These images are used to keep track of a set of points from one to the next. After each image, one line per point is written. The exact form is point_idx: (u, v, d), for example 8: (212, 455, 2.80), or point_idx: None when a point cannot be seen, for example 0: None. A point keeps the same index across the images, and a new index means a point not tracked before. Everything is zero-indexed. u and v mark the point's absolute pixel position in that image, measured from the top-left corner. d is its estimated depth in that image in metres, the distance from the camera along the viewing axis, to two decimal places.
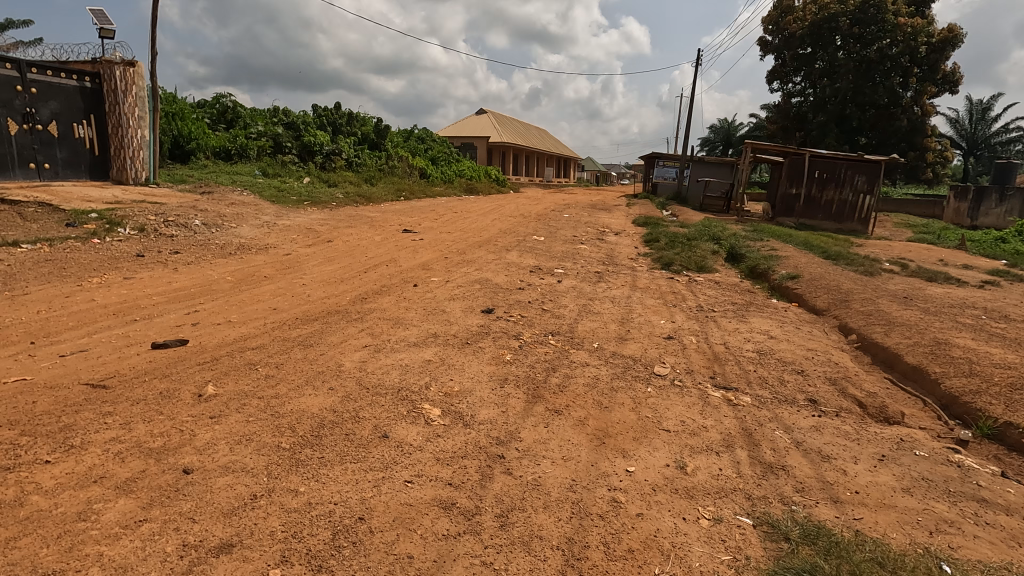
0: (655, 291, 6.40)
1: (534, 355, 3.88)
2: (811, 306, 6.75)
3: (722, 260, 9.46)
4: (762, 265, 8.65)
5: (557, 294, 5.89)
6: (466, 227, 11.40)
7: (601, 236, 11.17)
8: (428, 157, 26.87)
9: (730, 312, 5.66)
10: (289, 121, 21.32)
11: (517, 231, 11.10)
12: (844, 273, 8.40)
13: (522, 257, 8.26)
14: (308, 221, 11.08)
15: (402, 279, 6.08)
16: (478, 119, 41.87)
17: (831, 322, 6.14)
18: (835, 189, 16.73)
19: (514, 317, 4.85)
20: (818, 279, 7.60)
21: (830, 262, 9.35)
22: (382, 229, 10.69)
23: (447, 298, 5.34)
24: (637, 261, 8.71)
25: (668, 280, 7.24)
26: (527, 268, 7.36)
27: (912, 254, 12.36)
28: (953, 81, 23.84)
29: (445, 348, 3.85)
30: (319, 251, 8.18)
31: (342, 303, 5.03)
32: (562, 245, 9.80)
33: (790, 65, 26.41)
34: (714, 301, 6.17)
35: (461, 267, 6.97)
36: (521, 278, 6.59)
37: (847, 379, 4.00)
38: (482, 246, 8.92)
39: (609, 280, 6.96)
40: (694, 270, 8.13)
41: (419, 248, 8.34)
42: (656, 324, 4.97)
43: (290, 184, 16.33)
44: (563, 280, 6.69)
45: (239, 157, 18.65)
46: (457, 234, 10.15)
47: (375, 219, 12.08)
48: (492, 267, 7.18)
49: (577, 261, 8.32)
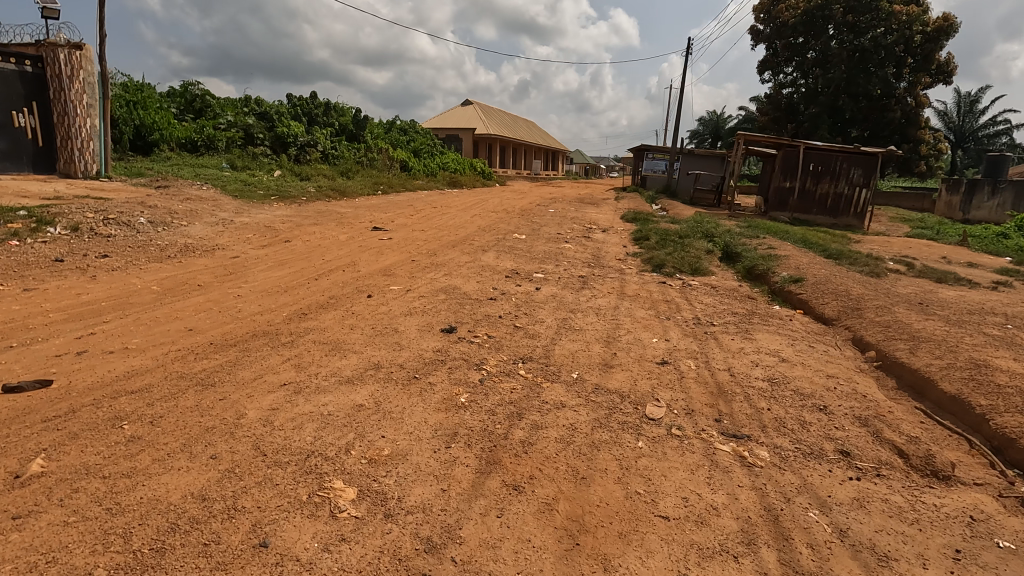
0: (645, 300, 5.66)
1: (497, 393, 3.11)
2: (820, 314, 6.05)
3: (717, 261, 8.75)
4: (761, 266, 7.97)
5: (534, 305, 5.14)
6: (443, 224, 10.59)
7: (587, 234, 10.42)
8: (410, 149, 25.91)
9: (731, 325, 4.95)
10: (261, 111, 20.29)
11: (497, 228, 10.31)
12: (850, 274, 7.73)
13: (500, 259, 7.48)
14: (271, 218, 10.21)
15: (356, 290, 5.28)
16: (464, 111, 40.87)
17: (844, 334, 5.44)
18: (830, 182, 16.10)
19: (480, 337, 4.08)
20: (823, 282, 6.91)
21: (833, 262, 8.68)
22: (350, 227, 9.86)
23: (403, 314, 4.55)
24: (626, 262, 7.98)
25: (659, 286, 6.50)
26: (502, 272, 6.58)
27: (913, 251, 11.77)
28: (947, 71, 23.32)
29: (383, 387, 3.05)
30: (273, 253, 7.35)
31: (276, 322, 4.22)
32: (544, 244, 9.04)
33: (781, 55, 25.76)
34: (713, 312, 5.45)
35: (428, 273, 6.17)
36: (494, 285, 5.83)
37: (880, 418, 3.28)
38: (455, 246, 8.12)
39: (595, 286, 6.20)
40: (688, 272, 7.41)
41: (385, 249, 7.54)
42: (647, 345, 4.22)
43: (260, 177, 15.40)
44: (542, 287, 5.94)
45: (207, 148, 17.63)
46: (431, 233, 9.35)
47: (345, 216, 11.23)
48: (463, 272, 6.41)
49: (559, 263, 7.57)
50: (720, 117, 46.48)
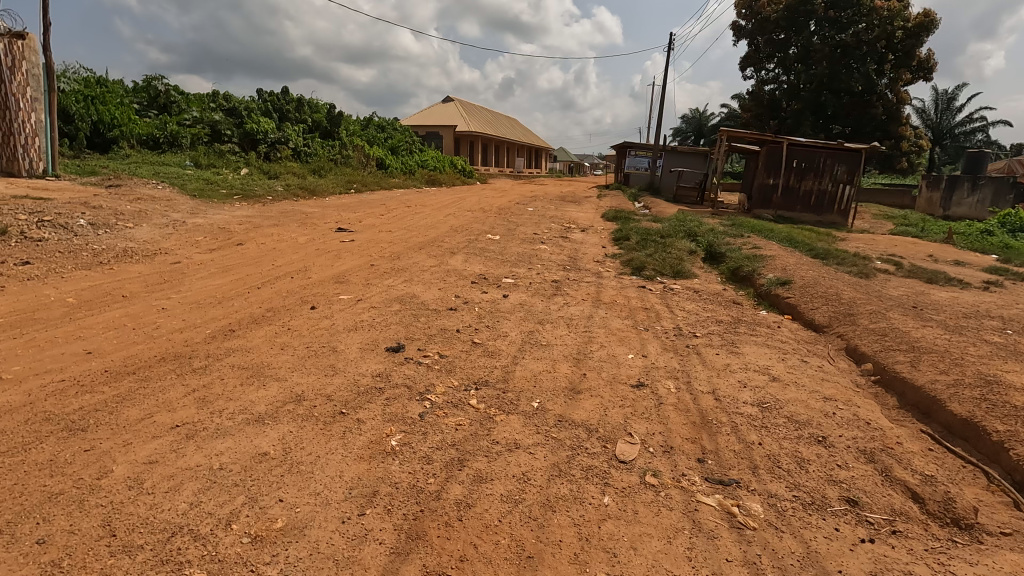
0: (623, 308, 5.18)
1: (438, 433, 2.58)
2: (811, 320, 5.62)
3: (700, 261, 8.32)
4: (746, 267, 7.57)
5: (500, 316, 4.63)
6: (413, 224, 10.02)
7: (564, 234, 9.94)
8: (387, 146, 25.23)
9: (716, 336, 4.49)
10: (229, 107, 19.47)
11: (470, 228, 9.77)
12: (839, 275, 7.35)
13: (469, 262, 6.95)
14: (228, 219, 9.55)
15: (299, 301, 4.71)
16: (445, 108, 40.16)
17: (836, 343, 5.03)
18: (814, 179, 15.82)
19: (430, 358, 3.55)
20: (812, 285, 6.50)
21: (819, 262, 8.31)
22: (313, 228, 9.26)
23: (346, 330, 4.01)
24: (604, 264, 7.51)
25: (638, 291, 6.02)
26: (469, 278, 6.05)
27: (900, 249, 11.48)
28: (928, 67, 23.29)
29: (300, 428, 2.52)
30: (219, 258, 6.73)
31: (194, 341, 3.64)
32: (519, 245, 8.54)
33: (763, 51, 25.52)
34: (697, 320, 4.99)
35: (386, 280, 5.63)
36: (456, 293, 5.30)
37: (888, 451, 2.83)
38: (422, 248, 7.58)
39: (569, 292, 5.71)
40: (670, 274, 6.95)
41: (344, 253, 6.96)
42: (621, 364, 3.73)
43: (225, 176, 14.68)
44: (511, 294, 5.42)
45: (171, 146, 16.81)
46: (398, 234, 8.79)
47: (309, 216, 10.61)
48: (425, 278, 5.88)
49: (533, 266, 7.07)
50: (702, 114, 46.40)
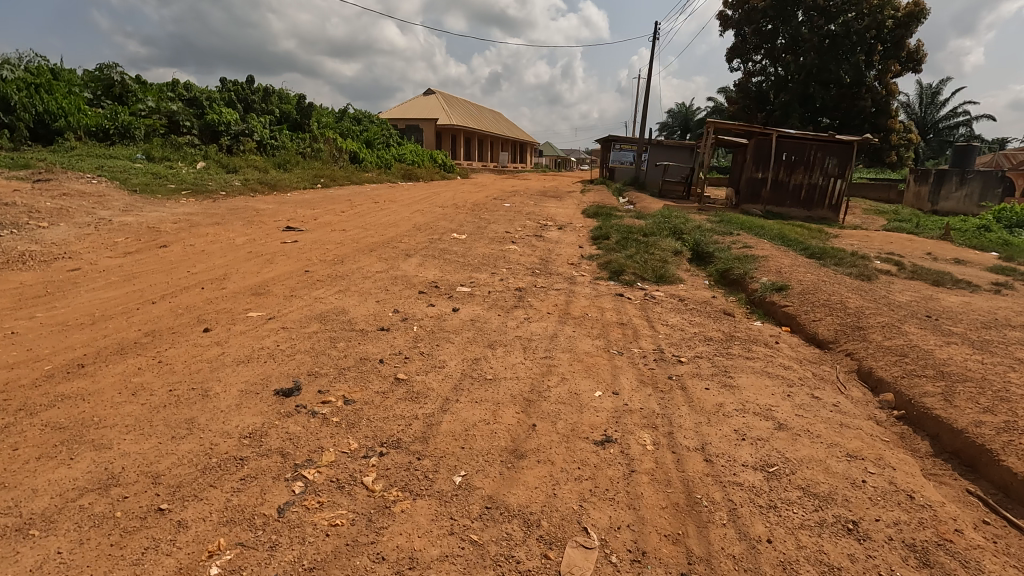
0: (594, 323, 4.36)
1: (296, 548, 1.74)
2: (814, 336, 4.84)
3: (686, 263, 7.54)
4: (737, 270, 6.82)
5: (443, 338, 3.77)
6: (374, 222, 9.12)
7: (539, 233, 9.09)
8: (362, 139, 24.19)
9: (706, 361, 3.68)
10: (189, 97, 18.31)
11: (435, 227, 8.89)
12: (840, 279, 6.60)
13: (424, 266, 6.08)
14: (164, 217, 8.57)
15: (192, 321, 3.79)
16: (425, 101, 39.04)
17: (845, 365, 4.26)
18: (804, 173, 15.14)
19: (330, 405, 2.67)
20: (812, 291, 5.74)
21: (816, 263, 7.57)
22: (258, 227, 8.32)
23: (235, 363, 3.11)
24: (578, 267, 6.73)
25: (615, 301, 5.20)
26: (417, 286, 5.18)
27: (897, 247, 10.83)
28: (917, 59, 22.75)
29: (79, 549, 1.66)
30: (132, 263, 5.77)
31: (16, 385, 2.73)
32: (486, 246, 7.70)
33: (750, 42, 24.83)
34: (683, 338, 4.18)
35: (316, 291, 4.73)
36: (397, 306, 4.43)
37: (945, 546, 2.01)
38: (373, 250, 6.69)
39: (533, 302, 4.89)
40: (652, 279, 6.15)
41: (280, 257, 6.07)
42: (585, 408, 2.88)
43: (178, 170, 13.65)
44: (462, 307, 4.55)
45: (123, 138, 15.66)
46: (352, 234, 7.88)
47: (260, 214, 9.66)
48: (365, 287, 5.00)
49: (498, 270, 6.23)
50: (689, 109, 45.78)
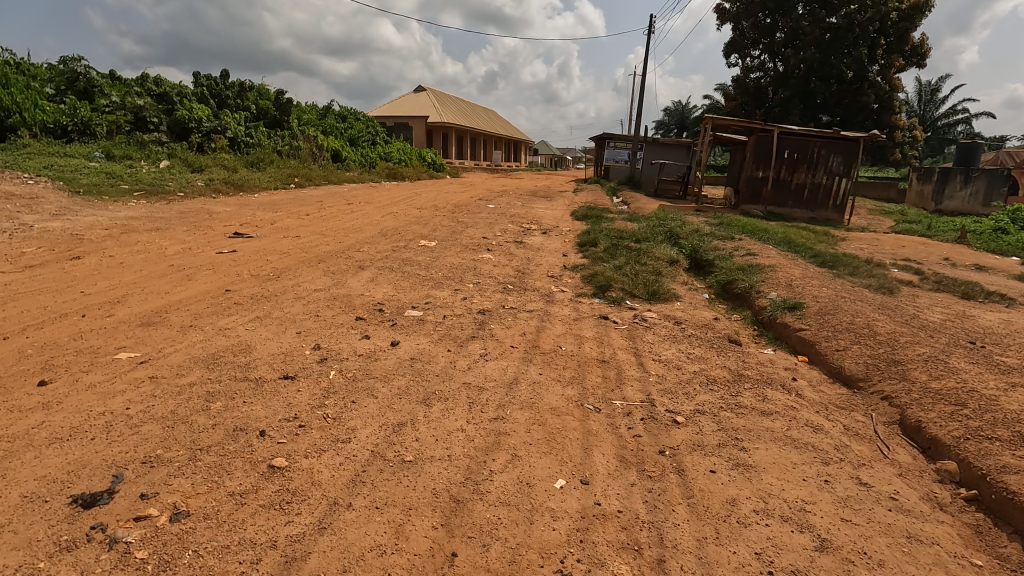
0: (569, 361, 3.47)
1: None
2: (840, 372, 3.97)
3: (682, 274, 6.68)
4: (741, 283, 5.97)
5: (366, 391, 2.87)
6: (336, 227, 8.20)
7: (520, 239, 8.20)
8: (345, 137, 23.24)
9: (710, 421, 2.78)
10: (159, 92, 17.35)
11: (404, 232, 8.01)
12: (859, 293, 5.75)
13: (375, 282, 5.17)
14: (98, 221, 7.64)
15: (32, 369, 2.86)
16: (415, 99, 38.05)
17: (885, 415, 3.38)
18: (807, 172, 14.29)
19: (146, 526, 1.76)
20: (832, 311, 4.86)
21: (829, 272, 6.72)
22: (202, 234, 7.38)
23: (45, 442, 2.19)
24: (560, 280, 5.87)
25: (597, 326, 4.32)
26: (357, 309, 4.27)
27: (910, 252, 10.01)
28: (921, 53, 21.97)
29: None
30: (23, 279, 4.84)
31: None
32: (456, 254, 6.82)
33: (749, 36, 23.94)
34: (681, 383, 3.29)
35: (225, 319, 3.81)
36: (321, 340, 3.52)
37: None
38: (322, 262, 5.79)
39: (497, 330, 4.01)
40: (643, 295, 5.29)
41: (204, 271, 5.14)
42: (537, 514, 1.97)
43: (138, 170, 12.70)
44: (404, 340, 3.65)
45: (83, 135, 14.65)
46: (305, 241, 6.96)
47: (213, 218, 8.74)
48: (290, 312, 4.07)
49: (463, 286, 5.34)
50: (684, 107, 44.97)
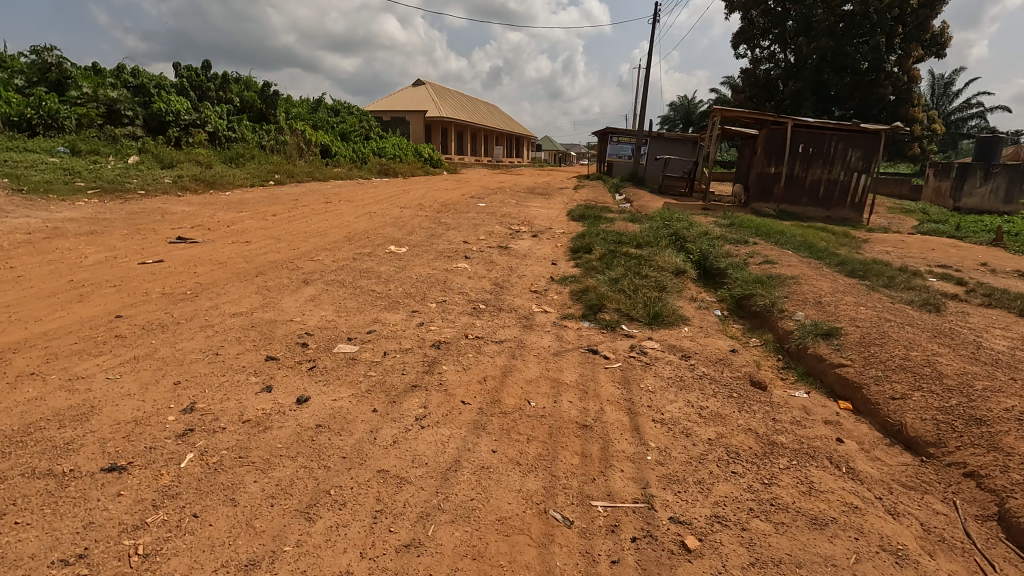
0: (538, 428, 2.53)
1: None
2: (901, 431, 3.02)
3: (690, 286, 5.75)
4: (760, 300, 5.01)
5: (224, 490, 1.93)
6: (298, 230, 7.27)
7: (505, 244, 7.27)
8: (337, 132, 22.32)
9: (735, 544, 1.85)
10: (135, 84, 16.44)
11: (375, 237, 7.08)
12: (902, 312, 4.80)
13: (316, 303, 4.24)
14: (26, 223, 6.75)
15: None
16: (413, 93, 37.05)
17: (976, 507, 2.43)
18: (822, 167, 13.26)
19: None
20: (878, 340, 3.91)
21: (861, 284, 5.77)
22: (140, 239, 6.47)
23: None
24: (545, 296, 4.95)
25: (582, 365, 3.38)
26: (273, 344, 3.31)
27: (941, 256, 9.04)
28: (941, 42, 20.82)
29: None
30: None
31: None
32: (427, 263, 5.89)
33: (758, 26, 22.82)
34: (691, 463, 2.35)
35: (83, 364, 2.86)
36: (199, 398, 2.58)
37: None
38: (261, 276, 4.86)
39: (449, 374, 3.06)
40: (643, 317, 4.34)
41: (107, 289, 4.21)
42: None
43: (102, 166, 11.82)
44: (317, 394, 2.70)
45: (50, 129, 13.68)
46: (254, 248, 6.03)
47: (165, 219, 7.83)
48: (180, 350, 3.13)
49: (424, 305, 4.41)
50: (690, 102, 43.78)
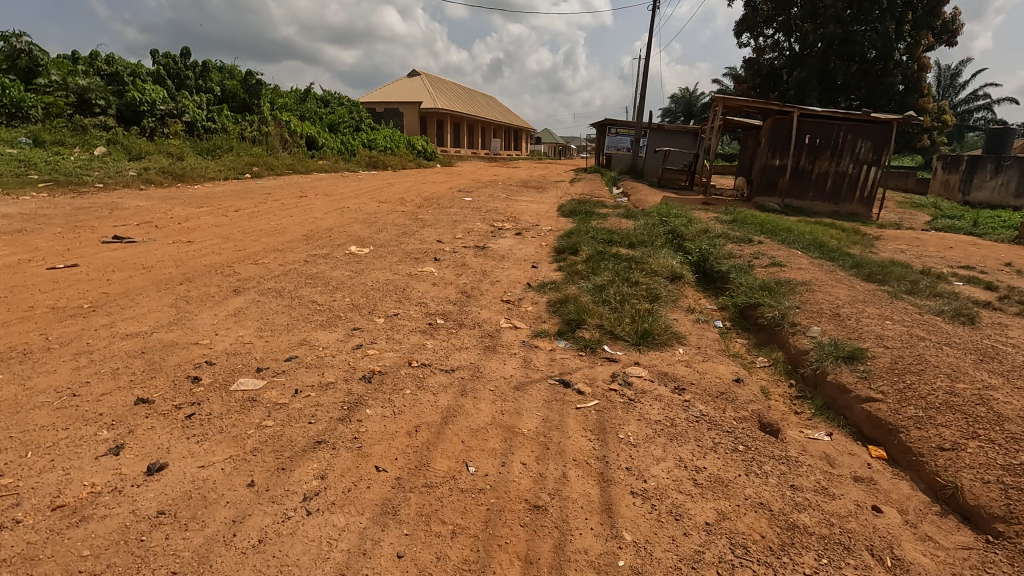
0: (468, 514, 1.83)
1: None
2: (956, 496, 2.33)
3: (686, 292, 5.06)
4: (768, 312, 4.32)
5: None
6: (253, 228, 6.54)
7: (483, 243, 6.57)
8: (325, 123, 21.55)
9: None
10: (110, 72, 15.66)
11: (338, 236, 6.37)
12: (933, 325, 4.12)
13: (237, 319, 3.54)
14: None
15: None
16: (408, 84, 36.20)
17: None
18: (830, 159, 12.49)
19: None
20: (914, 366, 3.22)
21: (881, 290, 5.08)
22: (71, 238, 5.75)
23: None
24: (518, 307, 4.26)
25: (547, 404, 2.69)
26: (154, 380, 2.60)
27: (961, 255, 8.35)
28: (953, 29, 19.97)
29: None
30: None
31: None
32: (389, 266, 5.19)
33: (762, 13, 21.96)
34: (680, 572, 1.67)
35: None
36: (9, 468, 1.89)
37: None
38: (184, 284, 4.15)
39: (370, 424, 2.36)
40: (630, 335, 3.64)
41: None
42: None
43: (64, 157, 11.08)
44: (178, 460, 2.01)
45: (14, 118, 12.94)
46: (193, 249, 5.32)
47: (111, 215, 7.12)
48: (26, 390, 2.43)
49: (369, 321, 3.70)
50: (691, 93, 42.87)
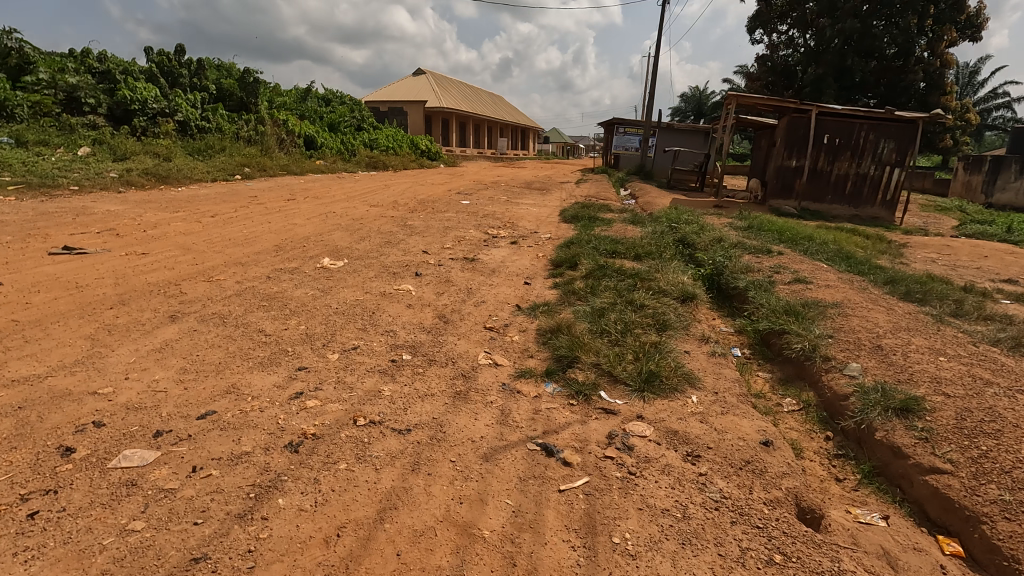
0: None
1: None
2: None
3: (698, 314, 4.44)
4: (795, 342, 3.67)
5: None
6: (222, 237, 5.96)
7: (473, 254, 5.98)
8: (325, 121, 21.03)
9: None
10: (102, 70, 15.18)
11: (313, 245, 5.78)
12: (992, 359, 3.47)
13: (160, 357, 2.94)
14: None
15: None
16: (413, 82, 35.67)
17: None
18: (850, 160, 11.75)
19: None
20: (987, 425, 2.56)
21: (922, 312, 4.43)
22: (17, 250, 5.20)
23: None
24: (503, 335, 3.65)
25: (521, 485, 2.07)
26: (10, 455, 2.00)
27: (997, 265, 7.67)
28: (977, 23, 19.09)
29: None
30: None
31: None
32: (362, 283, 4.60)
33: (776, 8, 21.18)
34: None
35: None
36: None
37: None
38: (112, 309, 3.56)
39: (275, 527, 1.74)
40: (632, 377, 3.01)
41: None
42: None
43: (45, 158, 10.60)
44: None
45: None
46: (144, 262, 4.74)
47: (72, 222, 6.56)
48: None
49: (320, 357, 3.10)
50: (702, 92, 41.98)
